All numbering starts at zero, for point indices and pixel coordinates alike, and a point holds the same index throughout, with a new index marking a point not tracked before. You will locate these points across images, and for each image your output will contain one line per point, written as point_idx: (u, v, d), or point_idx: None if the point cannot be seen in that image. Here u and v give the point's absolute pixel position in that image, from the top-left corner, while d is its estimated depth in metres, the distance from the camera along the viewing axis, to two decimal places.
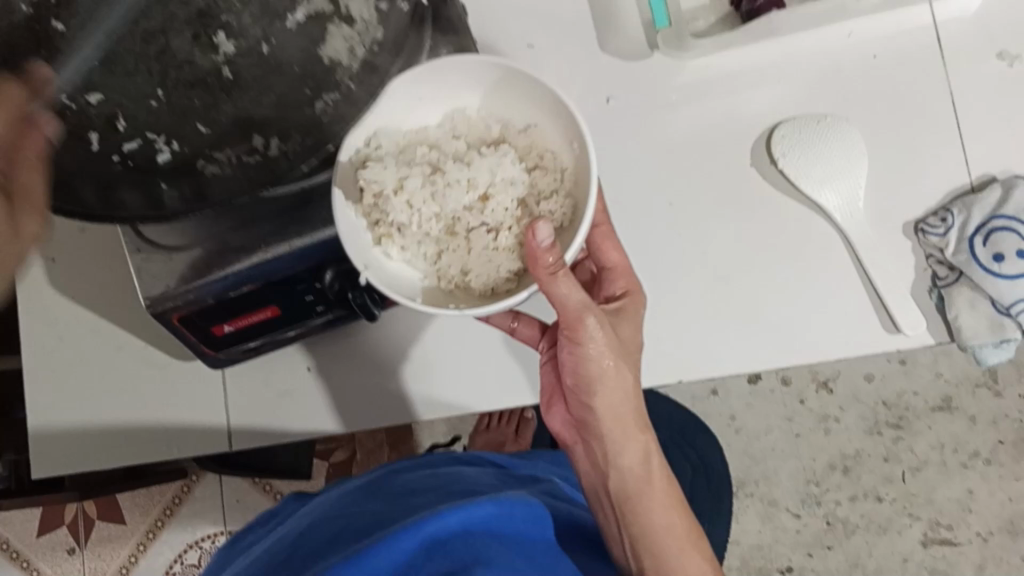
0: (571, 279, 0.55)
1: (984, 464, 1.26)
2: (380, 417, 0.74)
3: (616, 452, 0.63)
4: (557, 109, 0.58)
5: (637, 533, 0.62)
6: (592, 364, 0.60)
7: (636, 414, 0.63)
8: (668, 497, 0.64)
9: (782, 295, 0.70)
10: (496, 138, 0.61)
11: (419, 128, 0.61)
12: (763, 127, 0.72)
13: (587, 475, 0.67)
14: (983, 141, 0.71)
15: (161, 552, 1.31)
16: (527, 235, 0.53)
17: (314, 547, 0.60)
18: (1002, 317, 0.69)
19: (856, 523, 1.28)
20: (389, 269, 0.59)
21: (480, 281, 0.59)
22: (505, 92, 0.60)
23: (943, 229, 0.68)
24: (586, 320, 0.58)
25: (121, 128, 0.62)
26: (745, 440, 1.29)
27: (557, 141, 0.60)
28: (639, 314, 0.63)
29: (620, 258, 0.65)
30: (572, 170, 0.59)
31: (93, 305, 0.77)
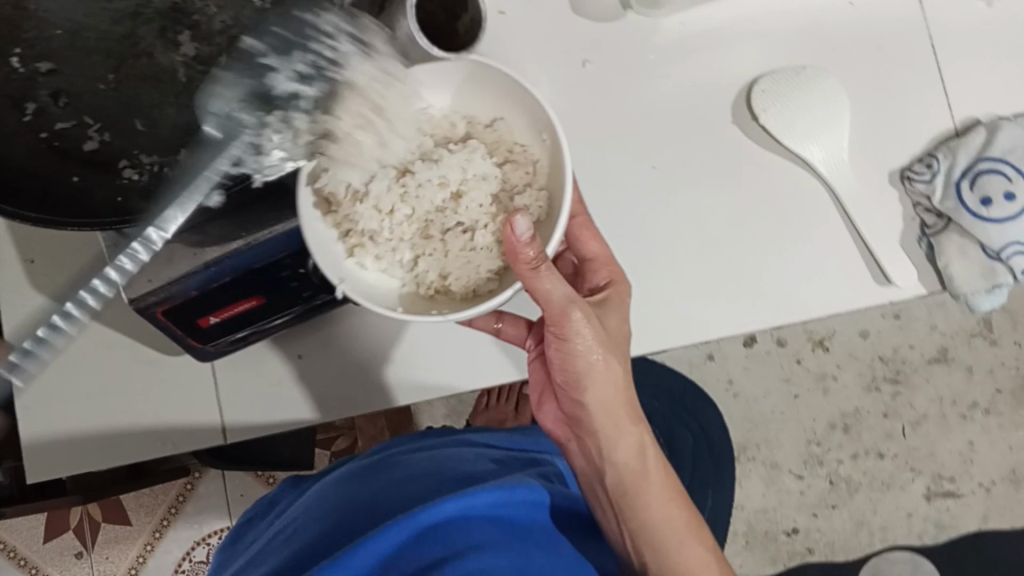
0: (554, 273, 0.55)
1: (984, 415, 1.27)
2: (374, 402, 0.73)
3: (611, 446, 0.64)
4: (519, 98, 0.59)
5: (636, 526, 0.65)
6: (581, 361, 0.61)
7: (627, 407, 0.64)
8: (665, 488, 0.67)
9: (772, 255, 0.70)
10: (463, 135, 0.63)
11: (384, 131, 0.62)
12: (742, 84, 0.71)
13: (582, 470, 0.69)
14: (966, 87, 0.70)
15: (169, 550, 1.31)
16: (505, 229, 0.53)
17: (311, 540, 0.59)
18: (993, 262, 0.69)
19: (860, 481, 1.28)
20: (365, 280, 0.59)
21: (459, 283, 0.60)
22: (471, 89, 0.61)
23: (929, 175, 0.68)
24: (571, 314, 0.58)
25: (62, 105, 0.60)
26: (745, 405, 1.28)
27: (526, 135, 0.61)
28: (625, 303, 0.63)
29: (600, 248, 0.65)
30: (544, 162, 0.60)
31: (77, 304, 0.75)
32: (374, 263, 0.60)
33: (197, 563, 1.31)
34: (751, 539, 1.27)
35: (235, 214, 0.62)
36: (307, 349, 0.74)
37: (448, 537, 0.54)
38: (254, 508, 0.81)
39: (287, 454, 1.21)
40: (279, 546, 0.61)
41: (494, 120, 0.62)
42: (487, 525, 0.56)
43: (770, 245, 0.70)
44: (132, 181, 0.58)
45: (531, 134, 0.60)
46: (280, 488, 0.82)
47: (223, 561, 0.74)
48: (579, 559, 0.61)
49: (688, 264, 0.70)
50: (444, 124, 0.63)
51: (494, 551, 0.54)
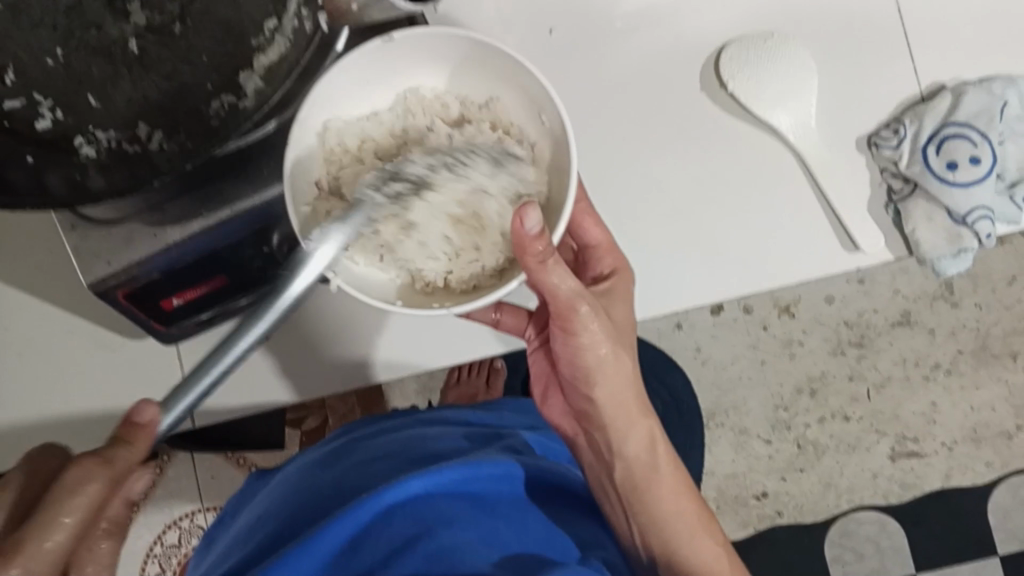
0: (563, 270, 0.56)
1: (946, 375, 1.30)
2: (346, 380, 0.73)
3: (623, 439, 0.66)
4: (505, 71, 0.56)
5: (646, 520, 0.66)
6: (589, 354, 0.62)
7: (636, 399, 0.66)
8: (674, 481, 0.68)
9: (741, 223, 0.70)
10: (457, 119, 0.60)
11: (371, 114, 0.59)
12: (710, 51, 0.70)
13: (592, 465, 0.70)
14: (933, 51, 0.70)
15: (139, 534, 1.29)
16: (515, 222, 0.52)
17: (275, 532, 0.58)
18: (959, 228, 0.69)
19: (827, 444, 1.30)
20: (358, 275, 0.56)
21: (461, 277, 0.58)
22: (464, 66, 0.58)
23: (896, 142, 0.68)
24: (577, 308, 0.59)
25: (9, 82, 0.58)
26: (713, 371, 1.30)
27: (523, 114, 0.59)
28: (628, 290, 0.65)
29: (602, 235, 0.65)
30: (541, 142, 0.58)
31: (34, 287, 0.73)
32: (365, 260, 0.57)
33: (169, 547, 1.29)
34: (722, 503, 1.30)
35: (197, 189, 0.60)
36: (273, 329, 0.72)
37: (414, 515, 0.54)
38: (230, 498, 0.79)
39: (258, 434, 1.20)
40: (247, 538, 0.60)
41: (488, 100, 0.60)
42: (454, 502, 0.55)
43: (739, 212, 0.70)
44: (90, 159, 0.56)
45: (530, 115, 0.58)
46: (251, 477, 0.80)
47: (203, 547, 0.73)
48: (553, 528, 0.60)
49: (659, 234, 0.70)
50: (438, 104, 0.60)
51: (463, 526, 0.54)
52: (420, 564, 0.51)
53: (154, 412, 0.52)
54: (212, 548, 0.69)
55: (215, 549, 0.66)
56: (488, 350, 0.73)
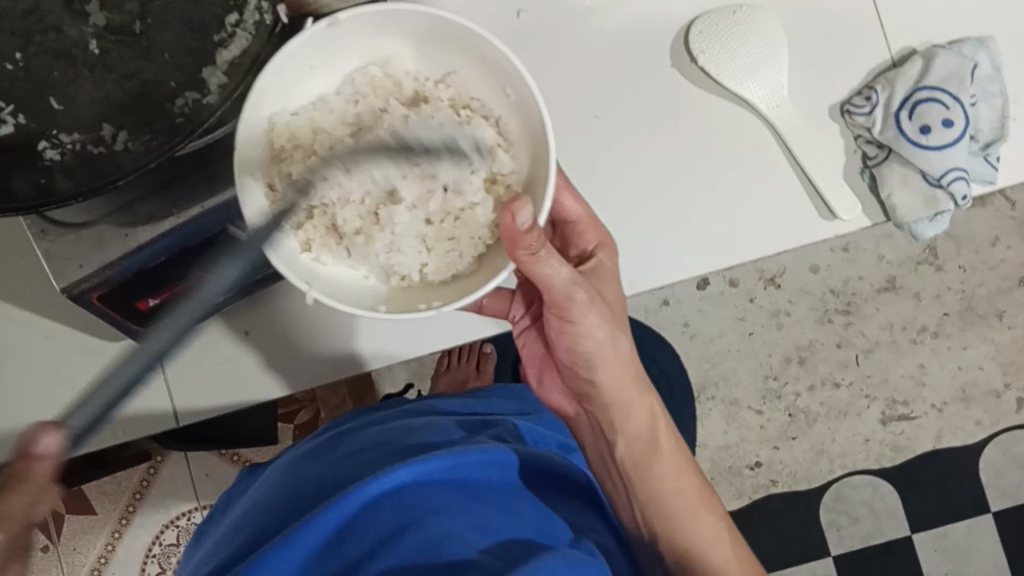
0: (556, 259, 0.56)
1: (933, 338, 1.31)
2: (329, 373, 0.72)
3: (624, 419, 0.67)
4: (468, 47, 0.55)
5: (646, 497, 0.67)
6: (586, 340, 0.63)
7: (636, 378, 0.67)
8: (676, 457, 0.69)
9: (718, 196, 0.70)
10: (412, 95, 0.59)
11: (320, 99, 0.58)
12: (679, 26, 0.70)
13: (593, 442, 0.71)
14: (903, 15, 0.70)
15: (137, 536, 1.29)
16: (505, 218, 0.51)
17: (263, 526, 0.58)
18: (934, 190, 0.69)
19: (818, 412, 1.31)
20: (330, 278, 0.56)
21: (438, 270, 0.58)
22: (421, 44, 0.57)
23: (868, 109, 0.68)
24: (574, 296, 0.60)
25: None
26: (701, 345, 1.30)
27: (484, 88, 0.58)
28: (614, 265, 0.65)
29: (578, 207, 0.63)
30: (508, 118, 0.58)
31: (9, 296, 0.72)
32: (334, 259, 0.57)
33: (168, 546, 1.29)
34: (716, 474, 1.31)
35: (166, 189, 0.60)
36: (253, 324, 0.71)
37: (402, 505, 0.54)
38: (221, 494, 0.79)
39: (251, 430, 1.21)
40: (236, 534, 0.60)
41: (445, 75, 0.59)
42: (440, 490, 0.55)
43: (716, 185, 0.70)
44: (56, 161, 0.56)
45: (494, 90, 0.57)
46: (242, 473, 0.79)
47: (195, 538, 0.74)
48: (541, 511, 0.60)
49: (636, 211, 0.70)
50: (392, 85, 0.59)
51: (453, 515, 0.54)
52: (412, 554, 0.52)
53: (55, 443, 0.46)
54: (202, 543, 0.69)
55: (204, 546, 0.66)
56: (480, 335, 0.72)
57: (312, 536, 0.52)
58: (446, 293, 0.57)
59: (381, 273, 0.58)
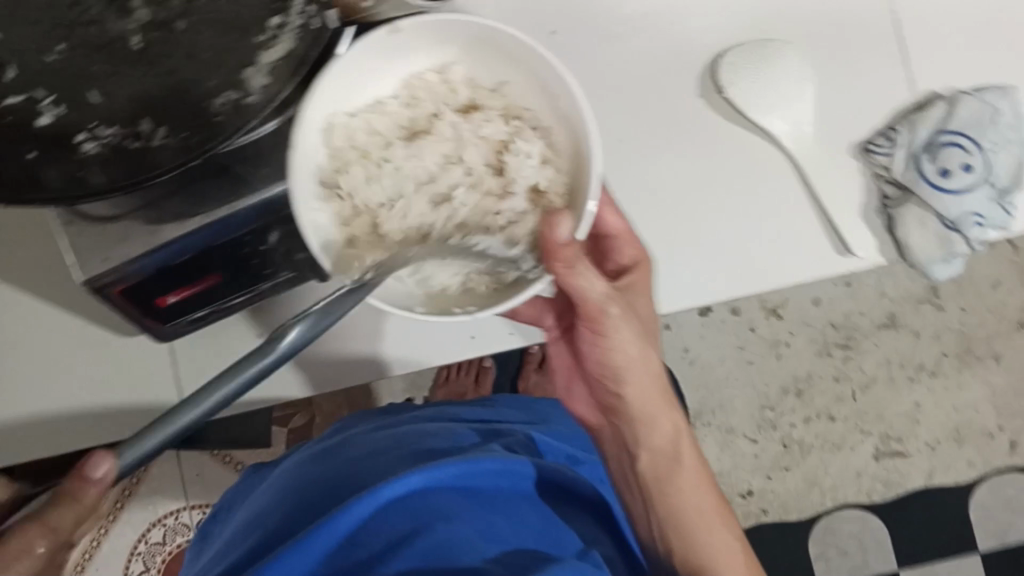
0: (590, 270, 0.57)
1: (929, 376, 1.32)
2: (344, 380, 0.72)
3: (648, 435, 0.67)
4: (519, 59, 0.56)
5: (665, 515, 0.68)
6: (617, 354, 0.64)
7: (665, 396, 0.66)
8: (698, 477, 0.69)
9: (735, 225, 0.71)
10: (466, 104, 0.59)
11: (376, 102, 0.58)
12: (708, 56, 0.71)
13: (614, 456, 0.72)
14: (926, 60, 0.71)
15: (123, 532, 1.28)
16: (546, 228, 0.53)
17: (274, 526, 0.58)
18: (949, 232, 0.70)
19: (812, 443, 1.32)
20: (367, 273, 0.55)
21: (477, 276, 0.58)
22: (475, 53, 0.57)
23: (889, 148, 0.69)
24: (608, 309, 0.61)
25: (12, 77, 0.57)
26: (700, 371, 1.31)
27: (536, 99, 0.58)
28: (648, 282, 0.65)
29: (621, 224, 0.64)
30: (556, 127, 0.57)
31: (24, 285, 0.72)
32: (375, 258, 0.57)
33: (154, 544, 1.29)
34: None
35: (194, 185, 0.60)
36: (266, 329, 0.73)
37: (414, 510, 0.54)
38: (225, 495, 0.80)
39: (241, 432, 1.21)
40: (247, 532, 0.60)
41: (499, 84, 0.59)
42: (448, 496, 0.56)
43: (732, 213, 0.71)
44: (92, 155, 0.55)
45: (544, 101, 0.57)
46: (243, 477, 0.80)
47: (195, 551, 0.73)
48: (550, 520, 0.61)
49: (654, 236, 0.71)
50: (446, 90, 0.59)
51: (462, 523, 0.54)
52: (422, 559, 0.52)
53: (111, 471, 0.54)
54: (209, 545, 0.70)
55: (210, 548, 0.66)
56: (500, 345, 0.73)
57: (326, 539, 0.51)
58: (488, 299, 0.56)
59: (426, 278, 0.57)
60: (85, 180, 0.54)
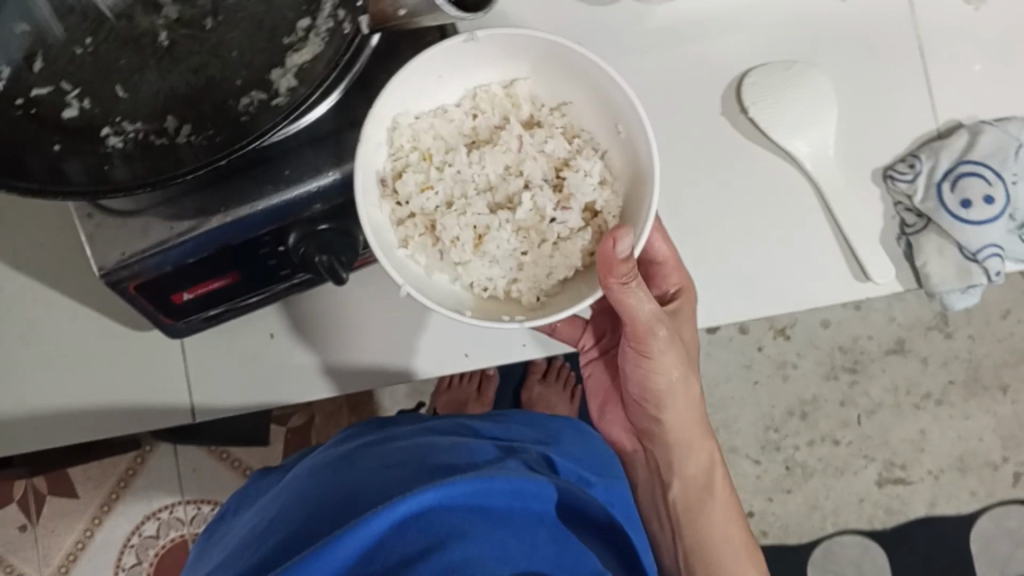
0: (643, 290, 0.57)
1: (936, 405, 1.31)
2: (365, 384, 0.73)
3: (683, 461, 0.72)
4: (583, 78, 0.56)
5: (693, 538, 0.72)
6: (659, 378, 0.66)
7: (701, 424, 0.71)
8: (726, 505, 0.73)
9: (755, 246, 0.70)
10: (529, 120, 0.60)
11: (442, 109, 0.59)
12: (734, 75, 0.71)
13: (651, 478, 0.77)
14: (951, 87, 0.71)
15: (117, 525, 1.28)
16: (605, 241, 0.52)
17: (288, 532, 0.58)
18: (969, 263, 0.69)
19: (815, 467, 1.31)
20: (416, 275, 0.56)
21: (526, 288, 0.58)
22: (543, 71, 0.58)
23: (911, 175, 0.69)
24: (655, 330, 0.62)
25: (36, 68, 0.56)
26: (705, 389, 1.31)
27: (598, 122, 0.58)
28: (693, 310, 0.67)
29: (668, 250, 0.65)
30: (612, 150, 0.58)
31: (43, 276, 0.74)
32: (427, 260, 0.57)
33: (146, 538, 1.28)
34: None
35: (216, 186, 0.60)
36: (279, 328, 0.73)
37: (429, 526, 0.54)
38: (228, 503, 0.79)
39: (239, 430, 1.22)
40: (261, 537, 0.60)
41: (561, 104, 0.60)
42: (464, 515, 0.55)
43: (753, 234, 0.70)
44: (117, 149, 0.56)
45: (605, 125, 0.58)
46: (243, 490, 0.79)
47: (198, 554, 0.74)
48: (562, 542, 0.61)
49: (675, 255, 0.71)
50: (510, 103, 0.59)
51: (477, 542, 0.54)
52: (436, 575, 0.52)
53: None
54: (216, 546, 0.70)
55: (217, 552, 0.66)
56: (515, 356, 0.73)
57: (345, 551, 0.51)
58: (536, 310, 0.57)
59: (470, 283, 0.58)
60: (109, 174, 0.55)
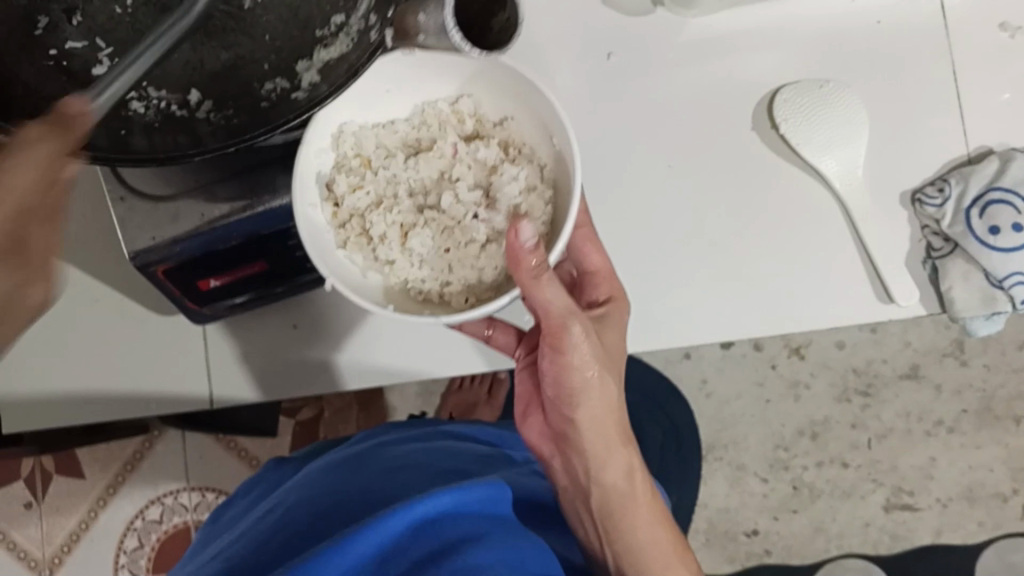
0: (554, 282, 0.53)
1: (947, 432, 1.30)
2: (323, 388, 0.73)
3: (599, 469, 0.60)
4: (523, 94, 0.56)
5: (622, 550, 0.60)
6: (575, 377, 0.58)
7: (619, 425, 0.61)
8: (653, 515, 0.62)
9: (780, 262, 0.70)
10: (471, 133, 0.59)
11: (386, 123, 0.59)
12: (766, 90, 0.71)
13: (564, 491, 0.64)
14: (982, 113, 0.71)
15: (121, 507, 1.28)
16: (509, 234, 0.51)
17: (299, 530, 0.59)
18: (994, 290, 0.69)
19: (822, 488, 1.31)
20: (350, 274, 0.56)
21: (459, 286, 0.57)
22: (482, 85, 0.57)
23: (940, 200, 0.68)
24: (570, 326, 0.55)
25: None
26: (716, 404, 1.31)
27: (537, 137, 0.57)
28: (624, 319, 0.62)
29: (602, 261, 0.64)
30: (549, 162, 0.57)
31: (70, 256, 0.74)
32: (365, 260, 0.58)
33: (150, 523, 1.28)
34: (711, 536, 1.30)
35: (248, 174, 0.60)
36: (302, 319, 0.73)
37: (442, 532, 0.54)
38: (240, 497, 0.80)
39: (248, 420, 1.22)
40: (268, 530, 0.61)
41: (504, 118, 0.59)
42: (474, 522, 0.56)
43: (777, 250, 0.70)
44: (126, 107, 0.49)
45: (540, 138, 0.57)
46: (257, 484, 0.80)
47: (201, 543, 0.75)
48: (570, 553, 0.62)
49: (696, 265, 0.71)
50: (454, 118, 0.59)
51: (490, 548, 0.54)
52: None
53: None
54: (217, 542, 0.70)
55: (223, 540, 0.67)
56: (466, 366, 0.72)
57: (364, 546, 0.51)
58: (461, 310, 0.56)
59: (402, 282, 0.58)
60: (128, 144, 0.50)
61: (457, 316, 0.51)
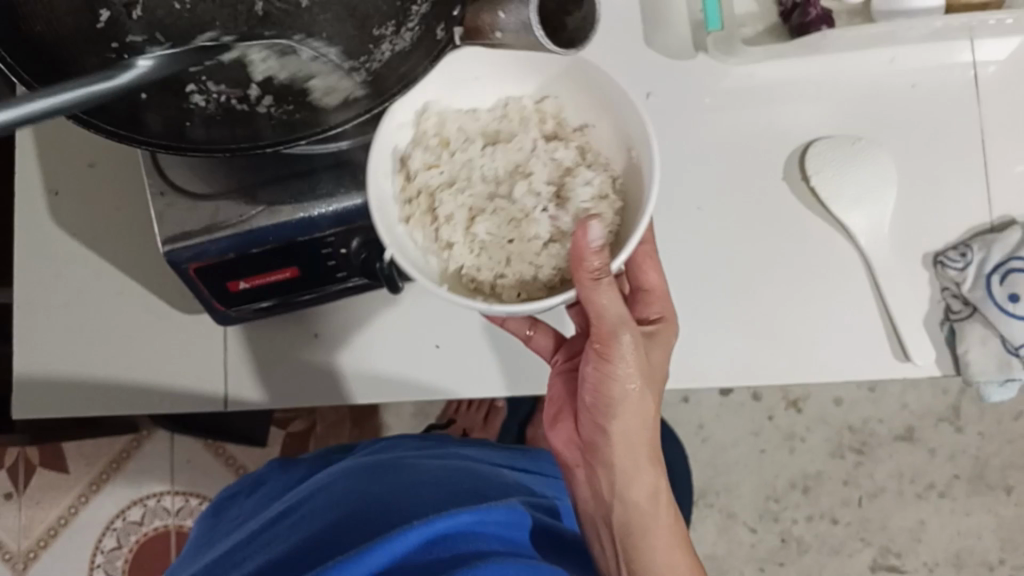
0: (614, 288, 0.52)
1: (938, 497, 1.30)
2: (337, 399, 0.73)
3: (625, 483, 0.61)
4: (607, 104, 0.57)
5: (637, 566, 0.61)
6: (616, 386, 0.58)
7: (650, 444, 0.61)
8: (672, 536, 0.62)
9: (802, 311, 0.71)
10: (550, 134, 0.60)
11: (470, 110, 0.60)
12: (798, 144, 0.73)
13: (586, 503, 0.65)
14: (1006, 184, 0.72)
15: (103, 505, 1.27)
16: (576, 231, 0.51)
17: (315, 531, 0.60)
18: (1010, 356, 0.69)
19: (810, 543, 1.31)
20: (408, 249, 0.55)
21: (517, 278, 0.57)
22: (569, 87, 0.58)
23: (962, 264, 0.69)
24: (620, 335, 0.55)
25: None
26: (711, 450, 1.32)
27: (613, 146, 0.58)
28: (670, 341, 0.63)
29: (659, 280, 0.64)
30: (621, 170, 0.58)
31: (97, 247, 0.75)
32: (422, 238, 0.57)
33: (130, 524, 1.27)
34: None
35: (290, 180, 0.61)
36: (324, 328, 0.73)
37: (457, 547, 0.56)
38: (246, 496, 0.80)
39: (240, 428, 1.22)
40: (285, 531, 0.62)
41: (584, 126, 0.60)
42: (487, 541, 0.57)
43: (801, 300, 0.71)
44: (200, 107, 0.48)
45: (617, 147, 0.57)
46: (264, 487, 0.80)
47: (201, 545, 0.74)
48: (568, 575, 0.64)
49: (719, 303, 0.72)
50: (536, 116, 0.60)
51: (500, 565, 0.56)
52: None
53: None
54: (218, 542, 0.71)
55: (237, 533, 0.69)
56: (481, 390, 0.73)
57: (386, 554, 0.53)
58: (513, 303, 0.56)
59: (457, 268, 0.58)
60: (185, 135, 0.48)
61: (517, 307, 0.51)
